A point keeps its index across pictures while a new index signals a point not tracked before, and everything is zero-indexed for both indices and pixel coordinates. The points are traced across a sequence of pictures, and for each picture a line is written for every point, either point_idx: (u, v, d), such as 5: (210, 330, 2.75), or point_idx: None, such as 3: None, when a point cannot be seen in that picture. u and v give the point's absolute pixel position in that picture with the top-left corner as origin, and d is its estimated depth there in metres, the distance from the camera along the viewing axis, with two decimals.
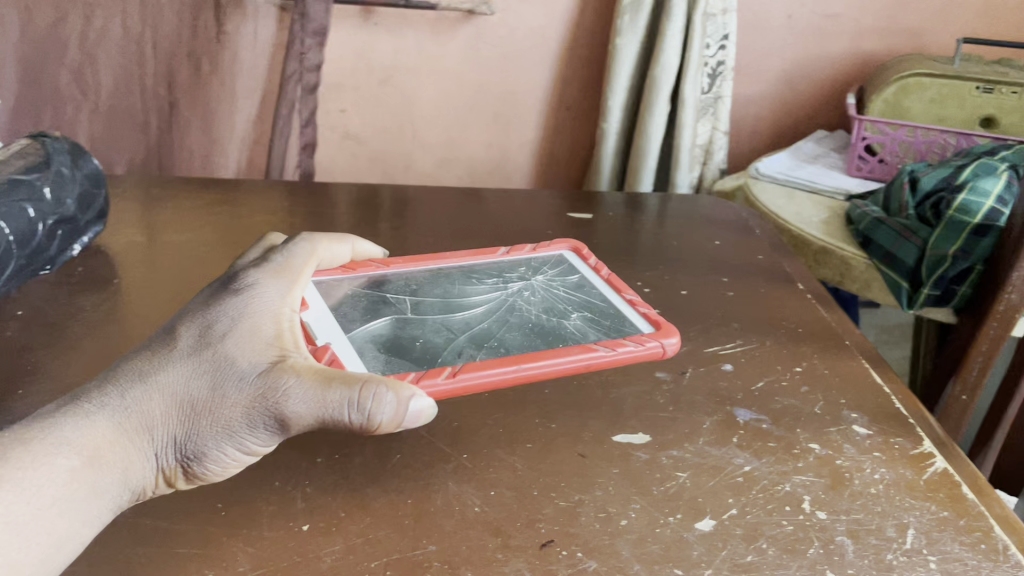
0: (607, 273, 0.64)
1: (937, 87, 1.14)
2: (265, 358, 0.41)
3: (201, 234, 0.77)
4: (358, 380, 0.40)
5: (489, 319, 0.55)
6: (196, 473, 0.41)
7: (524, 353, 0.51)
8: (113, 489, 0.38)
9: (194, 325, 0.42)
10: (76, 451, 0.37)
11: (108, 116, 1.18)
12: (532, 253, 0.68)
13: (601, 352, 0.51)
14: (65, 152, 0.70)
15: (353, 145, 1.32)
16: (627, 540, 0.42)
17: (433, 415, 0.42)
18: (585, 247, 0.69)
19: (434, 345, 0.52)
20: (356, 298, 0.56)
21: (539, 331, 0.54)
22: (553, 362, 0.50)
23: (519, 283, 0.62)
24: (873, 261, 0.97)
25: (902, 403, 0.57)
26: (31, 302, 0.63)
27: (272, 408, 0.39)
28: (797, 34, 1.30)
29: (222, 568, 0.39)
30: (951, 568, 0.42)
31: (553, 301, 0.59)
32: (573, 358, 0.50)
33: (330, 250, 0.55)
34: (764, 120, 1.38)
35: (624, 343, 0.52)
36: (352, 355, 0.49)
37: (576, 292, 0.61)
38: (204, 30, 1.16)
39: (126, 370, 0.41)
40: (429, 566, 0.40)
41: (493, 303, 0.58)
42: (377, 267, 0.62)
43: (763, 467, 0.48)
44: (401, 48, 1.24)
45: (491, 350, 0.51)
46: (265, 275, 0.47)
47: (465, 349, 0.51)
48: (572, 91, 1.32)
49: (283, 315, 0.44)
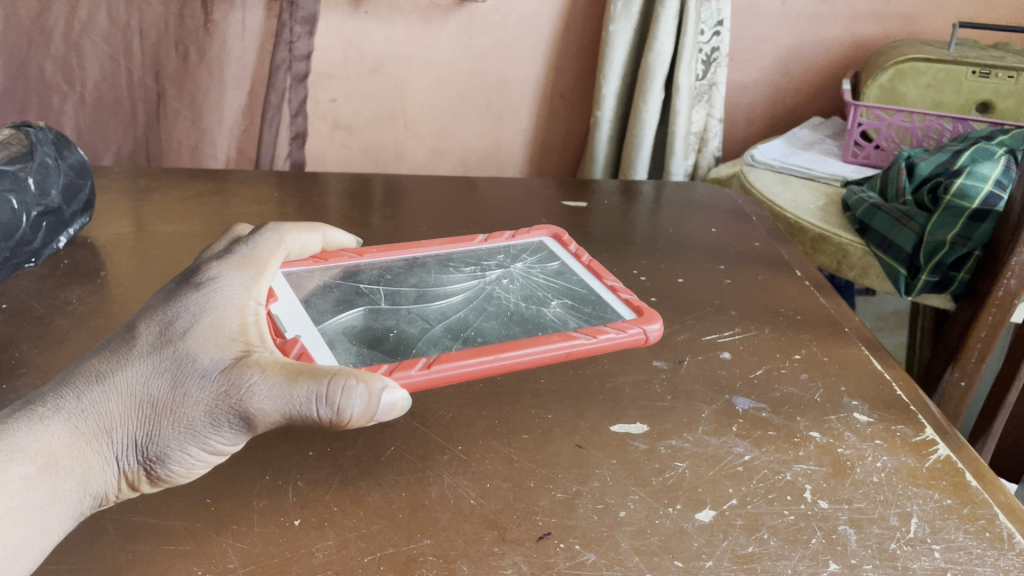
0: (588, 259, 0.63)
1: (932, 72, 1.13)
2: (227, 353, 0.40)
3: (191, 224, 0.76)
4: (325, 373, 0.38)
5: (466, 309, 0.54)
6: (161, 475, 0.40)
7: (503, 342, 0.50)
8: (70, 495, 0.37)
9: (155, 322, 0.41)
10: (30, 458, 0.37)
11: (95, 107, 1.19)
12: (511, 240, 0.67)
13: (582, 339, 0.51)
14: (49, 143, 0.68)
15: (344, 136, 1.30)
16: (625, 532, 0.41)
17: (407, 405, 0.40)
18: (565, 233, 0.67)
19: (408, 336, 0.50)
20: (328, 290, 0.55)
21: (515, 321, 0.53)
22: (533, 350, 0.49)
23: (497, 270, 0.61)
24: (871, 248, 0.96)
25: (903, 391, 0.56)
26: (16, 294, 0.62)
27: (236, 406, 0.38)
28: (791, 20, 1.29)
29: (212, 565, 0.38)
30: (956, 558, 0.41)
31: (531, 288, 0.58)
32: (555, 343, 0.50)
33: (298, 240, 0.54)
34: (759, 107, 1.37)
35: (605, 330, 0.52)
36: (323, 348, 0.48)
37: (556, 278, 0.60)
38: (192, 19, 1.14)
39: (84, 372, 0.40)
40: (424, 560, 0.39)
41: (469, 292, 0.57)
42: (349, 257, 0.60)
43: (763, 456, 0.48)
44: (392, 37, 1.22)
45: (467, 340, 0.50)
46: (229, 267, 0.45)
47: (441, 339, 0.50)
48: (565, 78, 1.31)
49: (248, 308, 0.43)
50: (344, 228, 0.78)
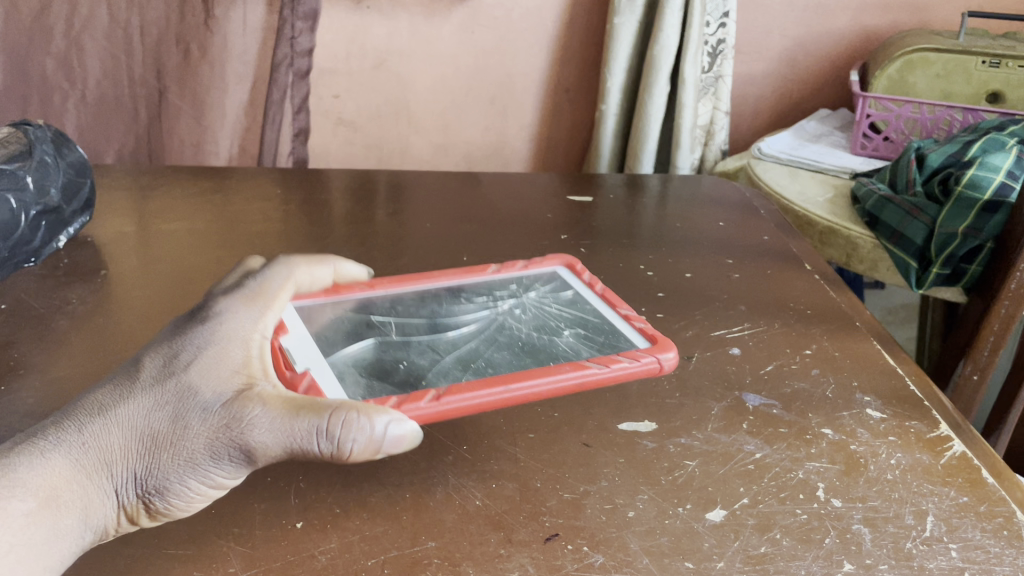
0: (602, 287, 0.61)
1: (942, 62, 1.12)
2: (230, 387, 0.39)
3: (193, 222, 0.76)
4: (327, 408, 0.38)
5: (475, 338, 0.53)
6: (161, 508, 0.39)
7: (514, 372, 0.49)
8: (71, 530, 0.36)
9: (158, 357, 0.41)
10: (31, 493, 0.36)
11: (96, 107, 1.19)
12: (523, 269, 0.64)
13: (586, 372, 0.49)
14: (48, 141, 0.68)
15: (347, 132, 1.29)
16: (635, 532, 0.40)
17: (414, 438, 0.40)
18: (579, 263, 0.65)
19: (415, 363, 0.50)
20: (337, 320, 0.54)
21: (524, 351, 0.52)
22: (544, 380, 0.48)
23: (508, 300, 0.59)
24: (881, 241, 0.95)
25: (916, 386, 0.55)
26: (15, 294, 0.61)
27: (238, 441, 0.38)
28: (797, 10, 1.29)
29: (213, 569, 0.38)
30: (973, 556, 0.40)
31: (540, 316, 0.57)
32: (560, 376, 0.48)
33: (308, 272, 0.53)
34: (765, 100, 1.36)
35: (617, 360, 0.50)
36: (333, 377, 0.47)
37: (568, 308, 0.58)
38: (192, 15, 1.14)
39: (87, 406, 0.39)
40: (430, 563, 0.38)
41: (478, 321, 0.56)
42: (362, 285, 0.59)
43: (775, 454, 0.47)
44: (395, 31, 1.22)
45: (477, 368, 0.49)
46: (235, 302, 0.45)
47: (450, 368, 0.49)
48: (569, 71, 1.30)
49: (253, 341, 0.42)
50: (349, 225, 0.77)
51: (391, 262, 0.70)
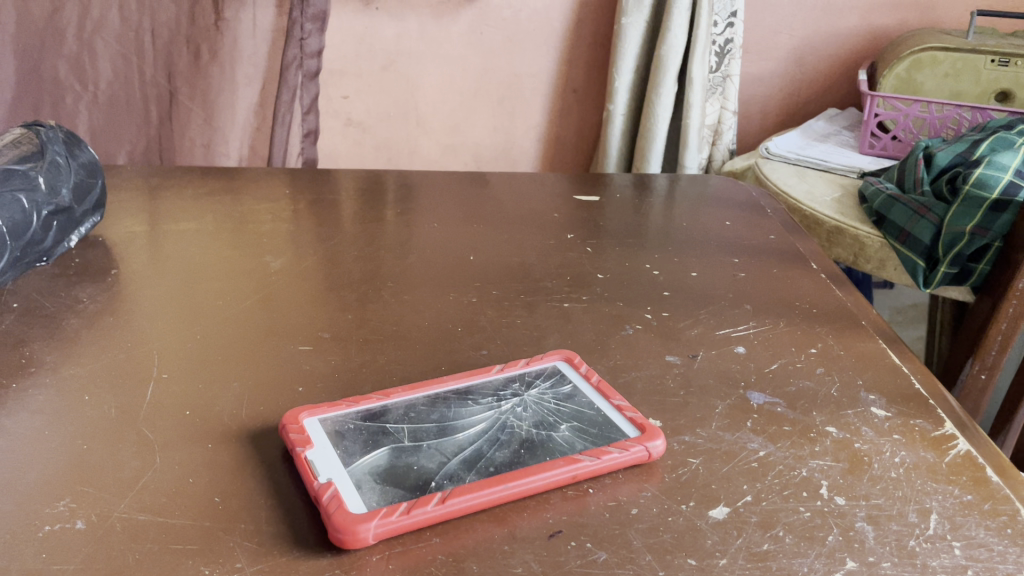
0: (597, 378, 0.51)
1: (950, 61, 1.14)
2: None
3: (203, 221, 0.77)
4: None
5: (492, 395, 0.49)
6: None
7: (512, 412, 0.47)
8: None
9: None
10: None
11: (108, 107, 1.22)
12: (530, 298, 0.65)
13: (615, 452, 0.44)
14: (60, 142, 0.69)
15: (357, 132, 1.35)
16: (638, 529, 0.40)
17: None
18: (580, 355, 0.54)
19: (425, 436, 0.44)
20: (336, 372, 0.53)
21: (546, 415, 0.47)
22: (539, 476, 0.42)
23: (513, 335, 0.59)
24: (889, 240, 0.94)
25: (922, 384, 0.55)
26: (26, 293, 0.61)
27: None
28: (804, 9, 1.32)
29: (220, 566, 0.37)
30: (976, 555, 0.40)
31: (559, 367, 0.53)
32: (589, 458, 0.43)
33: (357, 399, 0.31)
34: (774, 99, 1.39)
35: (617, 401, 0.49)
36: (336, 463, 0.42)
37: (572, 342, 0.58)
38: (202, 18, 1.19)
39: None
40: (434, 560, 0.38)
41: (495, 373, 0.52)
42: (377, 397, 0.48)
43: (779, 452, 0.47)
44: (404, 32, 1.28)
45: (494, 439, 0.45)
46: None
47: (466, 443, 0.44)
48: (576, 74, 1.36)
49: None
50: (357, 225, 0.78)
51: (399, 261, 0.70)
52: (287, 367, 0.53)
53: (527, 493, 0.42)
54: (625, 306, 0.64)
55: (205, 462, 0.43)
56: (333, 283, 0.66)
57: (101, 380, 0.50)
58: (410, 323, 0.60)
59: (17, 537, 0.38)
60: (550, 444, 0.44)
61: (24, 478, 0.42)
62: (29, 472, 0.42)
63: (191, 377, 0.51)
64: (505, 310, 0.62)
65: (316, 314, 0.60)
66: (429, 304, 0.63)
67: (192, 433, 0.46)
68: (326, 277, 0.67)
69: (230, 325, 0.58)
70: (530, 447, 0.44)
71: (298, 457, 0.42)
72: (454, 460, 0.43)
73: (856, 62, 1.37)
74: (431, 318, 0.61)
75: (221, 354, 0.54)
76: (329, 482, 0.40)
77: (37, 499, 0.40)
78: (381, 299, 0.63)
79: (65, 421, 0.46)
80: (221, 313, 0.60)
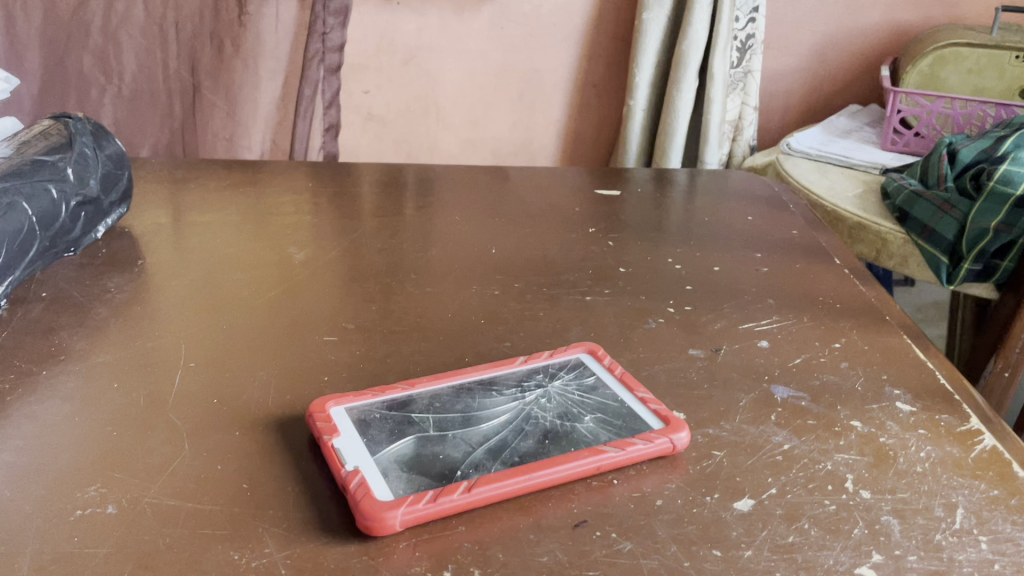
0: (621, 371, 0.51)
1: (974, 58, 1.14)
2: None
3: (226, 213, 0.77)
4: None
5: (516, 386, 0.49)
6: None
7: (537, 405, 0.47)
8: None
9: None
10: None
11: (131, 100, 1.23)
12: (552, 293, 0.65)
13: (639, 444, 0.44)
14: (88, 133, 0.70)
15: (377, 127, 1.36)
16: (663, 520, 0.40)
17: None
18: (602, 348, 0.54)
19: (450, 426, 0.45)
20: (361, 364, 0.53)
21: (570, 407, 0.47)
22: (564, 466, 0.42)
23: (536, 329, 0.58)
24: (911, 236, 0.94)
25: (947, 380, 0.54)
26: (55, 283, 0.62)
27: None
28: (825, 4, 1.32)
29: (249, 550, 0.37)
30: (1003, 549, 0.40)
31: (582, 360, 0.53)
32: (614, 449, 0.43)
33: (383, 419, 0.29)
34: (795, 95, 1.39)
35: (641, 395, 0.49)
36: (363, 451, 0.42)
37: (594, 336, 0.58)
38: (227, 13, 1.20)
39: None
40: (460, 547, 0.38)
41: (518, 364, 0.52)
42: (402, 388, 0.48)
43: (803, 446, 0.47)
44: (424, 27, 1.28)
45: (519, 429, 0.45)
46: None
47: (491, 432, 0.44)
48: (597, 68, 1.36)
49: None
50: (379, 218, 0.78)
51: (420, 254, 0.71)
52: (312, 356, 0.53)
53: (553, 483, 0.42)
54: (647, 300, 0.64)
55: (234, 449, 0.44)
56: (356, 274, 0.66)
57: (130, 368, 0.51)
58: (433, 315, 0.60)
59: (51, 521, 0.38)
60: (574, 435, 0.44)
61: (56, 463, 0.42)
62: (60, 458, 0.43)
63: (217, 366, 0.52)
64: (527, 303, 0.63)
65: (340, 306, 0.60)
66: (452, 296, 0.63)
67: (220, 421, 0.46)
68: (350, 269, 0.67)
69: (256, 316, 0.58)
70: (554, 438, 0.44)
71: (325, 445, 0.43)
72: (479, 450, 0.43)
73: (878, 58, 1.36)
74: (453, 310, 0.61)
75: (247, 345, 0.54)
76: (356, 470, 0.41)
77: (69, 484, 0.41)
78: (404, 290, 0.64)
79: (95, 408, 0.47)
80: (246, 304, 0.60)
